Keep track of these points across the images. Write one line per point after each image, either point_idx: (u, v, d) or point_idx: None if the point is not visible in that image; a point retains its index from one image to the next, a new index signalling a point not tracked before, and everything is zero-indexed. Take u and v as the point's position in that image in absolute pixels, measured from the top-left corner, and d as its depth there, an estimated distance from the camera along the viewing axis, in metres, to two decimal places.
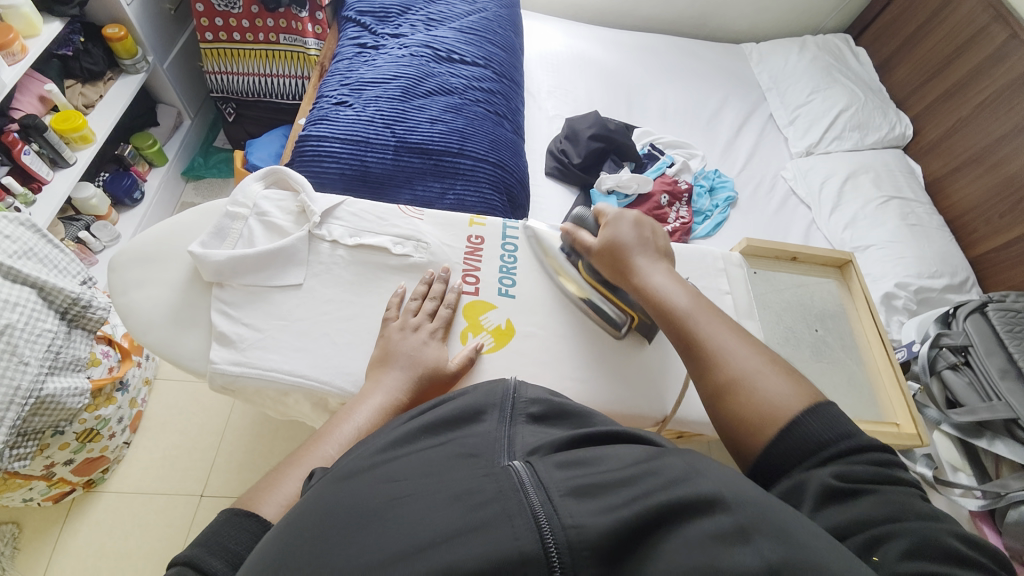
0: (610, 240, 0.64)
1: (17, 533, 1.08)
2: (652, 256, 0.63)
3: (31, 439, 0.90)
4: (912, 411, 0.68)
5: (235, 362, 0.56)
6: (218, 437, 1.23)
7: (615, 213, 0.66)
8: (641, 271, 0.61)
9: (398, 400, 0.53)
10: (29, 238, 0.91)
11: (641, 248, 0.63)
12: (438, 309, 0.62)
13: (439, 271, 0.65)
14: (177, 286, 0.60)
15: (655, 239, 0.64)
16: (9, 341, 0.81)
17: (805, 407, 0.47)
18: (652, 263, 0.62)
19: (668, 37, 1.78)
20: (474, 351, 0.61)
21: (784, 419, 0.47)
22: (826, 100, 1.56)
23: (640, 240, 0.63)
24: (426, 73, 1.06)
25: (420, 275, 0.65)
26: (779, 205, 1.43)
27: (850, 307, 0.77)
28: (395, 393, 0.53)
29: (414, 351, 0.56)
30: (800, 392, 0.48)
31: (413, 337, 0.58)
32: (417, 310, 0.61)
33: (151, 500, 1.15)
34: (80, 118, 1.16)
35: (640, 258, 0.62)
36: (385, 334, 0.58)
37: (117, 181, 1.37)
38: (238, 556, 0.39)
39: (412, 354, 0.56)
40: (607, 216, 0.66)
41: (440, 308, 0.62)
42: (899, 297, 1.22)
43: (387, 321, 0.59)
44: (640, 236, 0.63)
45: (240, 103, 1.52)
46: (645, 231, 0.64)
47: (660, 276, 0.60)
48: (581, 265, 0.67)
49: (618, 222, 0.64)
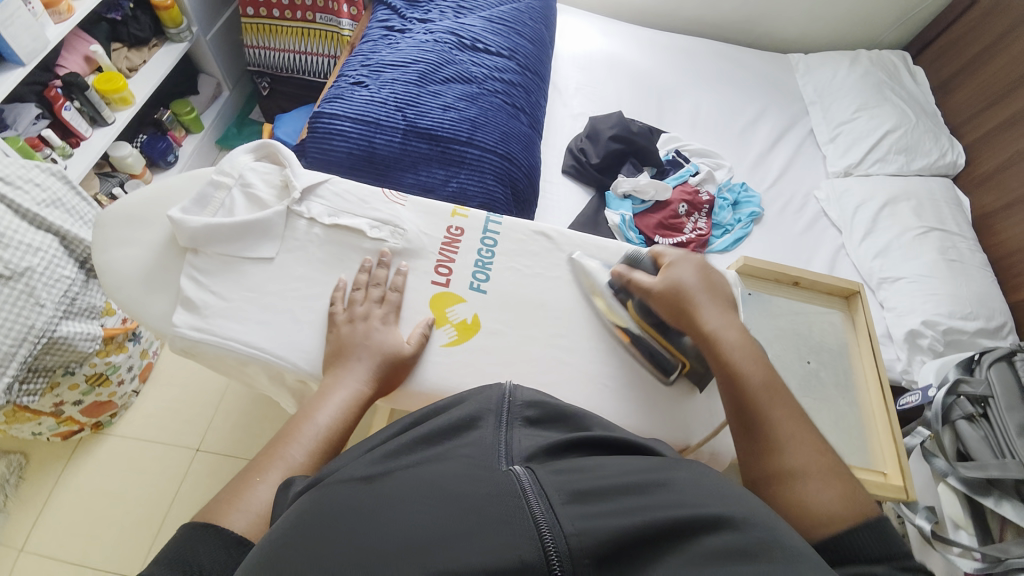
0: (672, 285, 0.59)
1: (23, 463, 1.15)
2: (725, 302, 0.59)
3: (40, 375, 0.96)
4: (901, 459, 0.63)
5: (196, 327, 0.55)
6: (218, 397, 1.28)
7: (677, 255, 0.63)
8: (705, 325, 0.57)
9: (362, 391, 0.53)
10: (59, 189, 0.97)
11: (706, 297, 0.59)
12: (386, 295, 0.60)
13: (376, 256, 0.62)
14: (154, 247, 0.59)
15: (724, 285, 0.62)
16: (27, 283, 0.86)
17: (855, 523, 0.43)
18: (719, 315, 0.58)
19: (710, 41, 1.71)
20: (427, 327, 0.59)
21: (833, 525, 0.44)
22: (872, 119, 1.47)
23: (711, 283, 0.60)
24: (447, 60, 1.05)
25: (357, 263, 0.62)
26: (807, 226, 1.36)
27: (852, 343, 0.71)
28: (357, 388, 0.53)
29: (372, 338, 0.56)
30: (849, 502, 0.45)
31: (362, 327, 0.56)
32: (363, 299, 0.59)
33: (150, 447, 1.21)
34: (120, 80, 1.22)
35: (705, 307, 0.58)
36: (334, 328, 0.57)
37: (153, 143, 1.42)
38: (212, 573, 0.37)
39: (370, 341, 0.56)
40: (667, 255, 0.63)
41: (389, 294, 0.60)
42: (925, 336, 1.14)
43: (333, 316, 0.57)
44: (703, 284, 0.60)
45: (275, 78, 1.56)
46: (712, 273, 0.61)
47: (726, 333, 0.56)
48: (630, 305, 0.63)
49: (679, 265, 0.61)
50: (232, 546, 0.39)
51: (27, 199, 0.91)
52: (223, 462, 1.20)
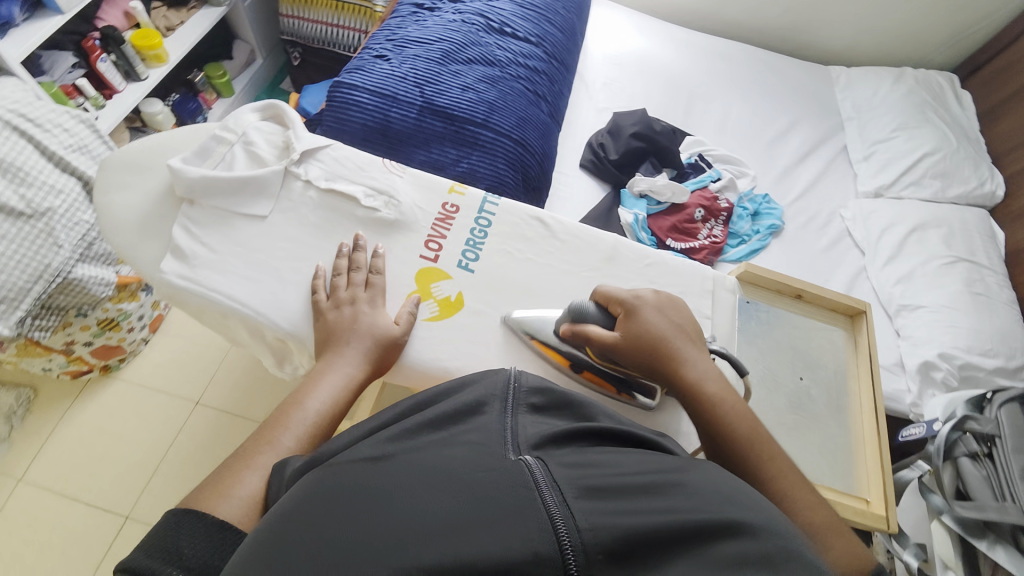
0: (641, 334, 0.51)
1: (32, 398, 1.20)
2: (690, 353, 0.52)
3: (54, 313, 0.99)
4: (887, 491, 0.60)
5: (183, 276, 0.52)
6: (221, 355, 1.31)
7: (630, 298, 0.54)
8: (684, 372, 0.51)
9: (356, 377, 0.50)
10: (86, 136, 1.00)
11: (678, 341, 0.52)
12: (370, 279, 0.55)
13: (351, 240, 0.57)
14: (152, 193, 0.56)
15: (687, 328, 0.54)
16: (47, 224, 0.90)
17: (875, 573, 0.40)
18: (695, 362, 0.51)
19: (748, 46, 1.66)
20: (414, 306, 0.55)
21: None
22: (911, 140, 1.40)
23: (671, 333, 0.52)
24: (472, 41, 1.05)
25: (332, 246, 0.56)
26: (829, 244, 1.32)
27: (851, 364, 0.69)
28: (350, 371, 0.50)
29: (361, 321, 0.52)
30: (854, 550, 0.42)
31: (350, 313, 0.52)
32: (346, 285, 0.54)
33: (153, 396, 1.24)
34: (156, 37, 1.24)
35: (680, 352, 0.51)
36: (320, 317, 0.52)
37: (184, 103, 1.45)
38: (195, 564, 0.33)
39: (359, 325, 0.52)
40: (621, 300, 0.54)
41: (373, 277, 0.55)
42: (939, 369, 1.09)
43: (316, 305, 0.53)
44: (671, 325, 0.53)
45: (306, 49, 1.57)
46: (672, 318, 0.53)
47: (708, 379, 0.51)
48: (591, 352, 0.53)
49: (642, 308, 0.53)
50: (213, 532, 0.36)
51: (54, 142, 0.94)
52: (219, 419, 1.23)
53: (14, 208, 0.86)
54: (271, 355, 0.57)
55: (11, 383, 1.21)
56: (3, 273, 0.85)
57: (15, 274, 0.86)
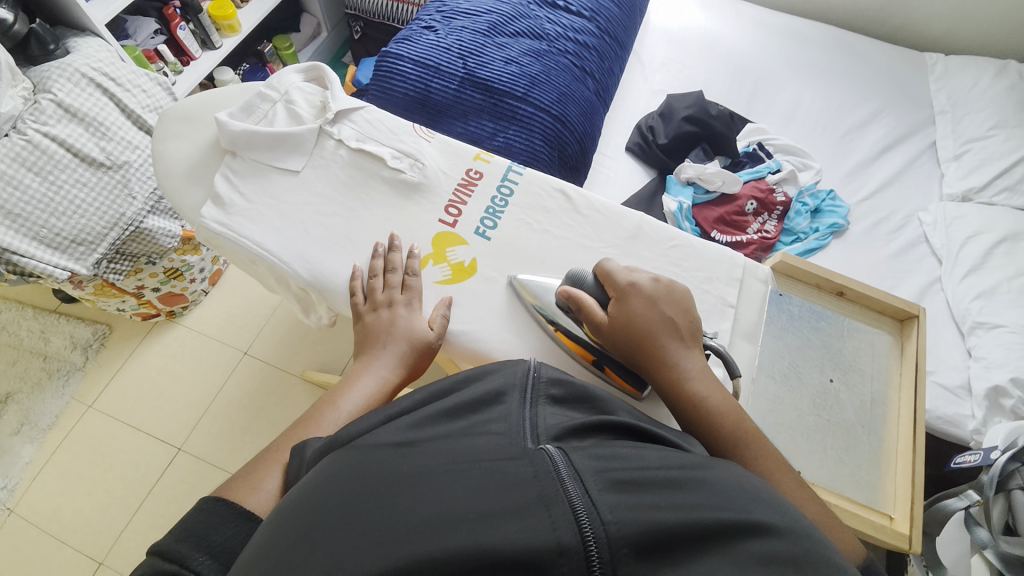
0: (626, 321, 0.50)
1: (107, 333, 1.35)
2: (678, 349, 0.50)
3: (127, 259, 1.09)
4: (914, 507, 0.56)
5: (219, 221, 0.55)
6: (269, 310, 1.41)
7: (626, 282, 0.52)
8: (671, 363, 0.49)
9: (389, 383, 0.50)
10: (161, 97, 1.10)
11: (667, 332, 0.50)
12: (406, 281, 0.55)
13: (387, 240, 0.57)
14: (201, 144, 0.60)
15: (681, 322, 0.51)
16: (124, 175, 1.00)
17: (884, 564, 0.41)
18: (686, 357, 0.50)
19: (828, 29, 1.53)
20: (447, 309, 0.55)
21: None
22: (1010, 141, 1.24)
23: (661, 326, 0.50)
24: (522, 14, 1.03)
25: (369, 246, 0.57)
26: (899, 250, 1.20)
27: (893, 372, 0.64)
28: (384, 375, 0.51)
29: (397, 325, 0.53)
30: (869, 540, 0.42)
31: (387, 316, 0.53)
32: (382, 287, 0.55)
33: (208, 342, 1.36)
34: (231, 8, 1.32)
35: (668, 343, 0.50)
36: (359, 319, 0.54)
37: (254, 73, 1.54)
38: (221, 548, 0.36)
39: (395, 328, 0.53)
40: (616, 284, 0.52)
41: (409, 279, 0.55)
42: (1011, 396, 0.97)
43: (354, 307, 0.54)
44: (661, 315, 0.50)
45: (368, 23, 1.62)
46: (666, 310, 0.51)
47: (696, 374, 0.49)
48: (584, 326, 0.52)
49: (632, 294, 0.51)
50: (242, 520, 0.39)
51: (133, 101, 1.04)
52: (263, 370, 1.33)
53: (96, 158, 0.97)
54: (295, 306, 0.60)
55: (91, 319, 1.36)
56: (83, 218, 0.96)
57: (94, 219, 0.97)
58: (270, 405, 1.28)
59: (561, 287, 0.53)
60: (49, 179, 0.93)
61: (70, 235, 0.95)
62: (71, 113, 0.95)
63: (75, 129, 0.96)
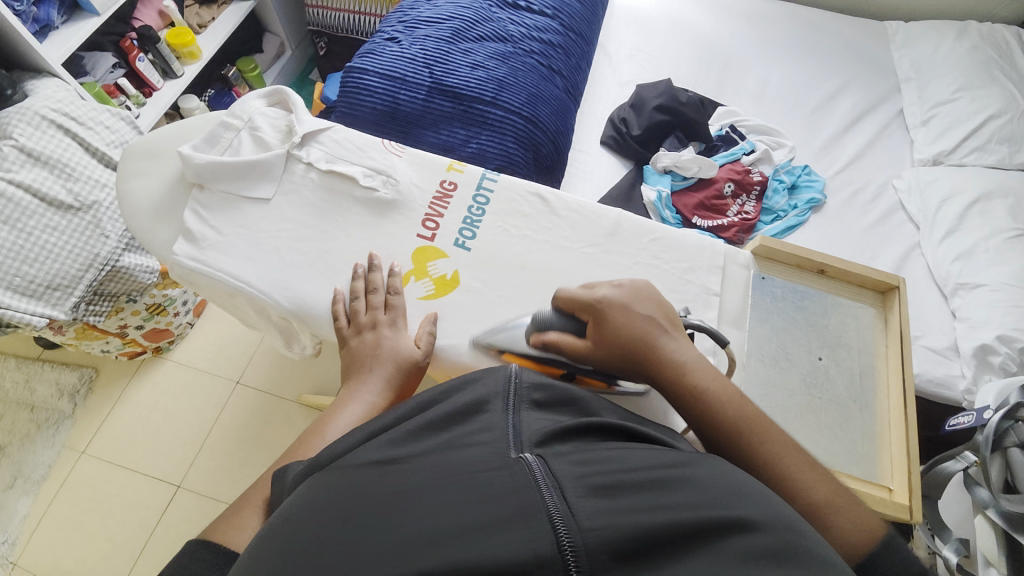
0: (611, 334, 0.49)
1: (94, 376, 1.32)
2: (666, 342, 0.50)
3: (107, 299, 1.07)
4: (912, 478, 0.56)
5: (192, 257, 0.54)
6: (258, 337, 1.39)
7: (597, 298, 0.51)
8: (668, 359, 0.49)
9: (376, 406, 0.48)
10: (125, 132, 1.08)
11: (654, 331, 0.50)
12: (389, 300, 0.55)
13: (366, 260, 0.56)
14: (167, 180, 0.59)
15: (660, 317, 0.51)
16: (95, 215, 0.98)
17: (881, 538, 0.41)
18: (678, 352, 0.49)
19: (790, 6, 1.54)
20: (433, 325, 0.54)
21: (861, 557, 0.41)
22: (974, 102, 1.26)
23: (646, 327, 0.50)
24: (484, 17, 1.03)
25: (348, 268, 0.56)
26: (877, 219, 1.21)
27: (880, 344, 0.64)
28: (370, 400, 0.48)
29: (383, 346, 0.51)
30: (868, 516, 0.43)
31: (371, 339, 0.52)
32: (365, 308, 0.54)
33: (199, 375, 1.34)
34: (189, 34, 1.30)
35: (660, 341, 0.49)
36: (344, 344, 0.53)
37: (219, 98, 1.51)
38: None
39: (381, 350, 0.51)
40: (587, 304, 0.51)
41: (392, 298, 0.55)
42: (998, 353, 0.99)
43: (338, 332, 0.53)
44: (643, 317, 0.50)
45: (332, 38, 1.60)
46: (644, 311, 0.50)
47: (695, 364, 0.49)
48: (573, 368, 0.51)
49: (608, 306, 0.50)
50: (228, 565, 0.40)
51: (97, 139, 1.02)
52: (258, 398, 1.31)
53: (64, 201, 0.95)
54: (280, 336, 0.59)
55: (76, 363, 1.34)
56: (57, 262, 0.94)
57: (67, 262, 0.95)
58: (267, 433, 1.26)
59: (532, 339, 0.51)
60: (19, 228, 0.90)
61: (44, 282, 0.94)
62: (33, 157, 0.93)
63: (41, 173, 0.94)
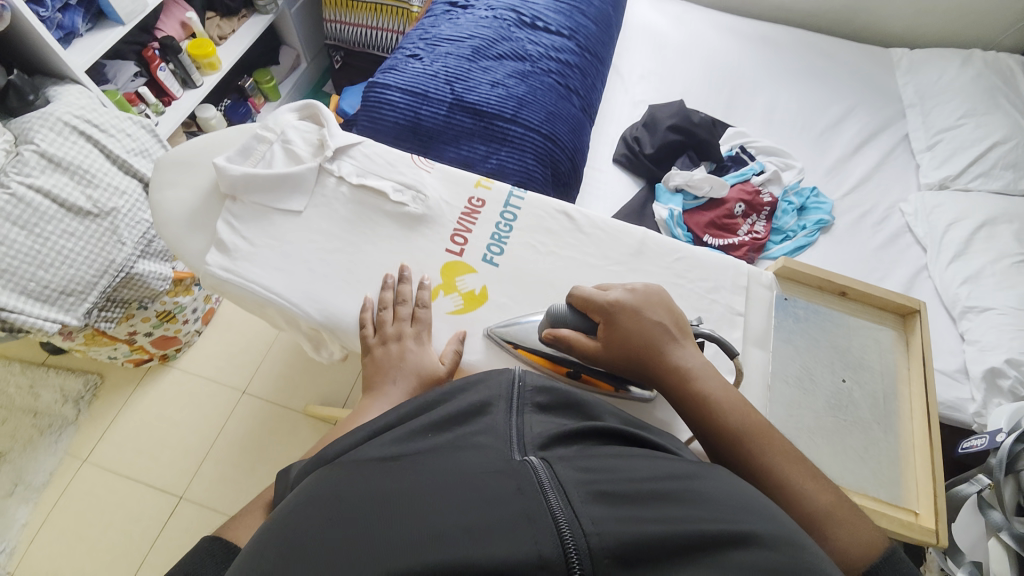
0: (622, 338, 0.51)
1: (99, 383, 1.31)
2: (675, 350, 0.51)
3: (118, 306, 1.08)
4: (937, 501, 0.56)
5: (224, 267, 0.55)
6: (266, 346, 1.39)
7: (609, 300, 0.52)
8: (674, 365, 0.50)
9: None
10: (147, 141, 1.09)
11: (662, 336, 0.51)
12: (416, 312, 0.55)
13: (397, 271, 0.57)
14: (200, 190, 0.60)
15: (669, 323, 0.52)
16: (113, 222, 0.99)
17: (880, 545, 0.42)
18: (683, 359, 0.51)
19: (797, 32, 1.58)
20: (459, 343, 0.54)
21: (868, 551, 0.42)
22: (979, 128, 1.29)
23: (656, 333, 0.51)
24: (503, 37, 1.05)
25: (377, 280, 0.57)
26: (885, 241, 1.23)
27: (901, 366, 0.65)
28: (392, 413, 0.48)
29: (407, 358, 0.51)
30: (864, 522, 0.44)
31: (396, 349, 0.52)
32: (393, 319, 0.54)
33: (206, 384, 1.33)
34: (210, 46, 1.32)
35: (667, 347, 0.51)
36: (368, 352, 0.53)
37: (236, 108, 1.54)
38: None
39: (405, 362, 0.51)
40: (598, 307, 0.52)
41: (419, 311, 0.55)
42: (1007, 377, 0.99)
43: (364, 340, 0.53)
44: (652, 322, 0.51)
45: (348, 52, 1.63)
46: (653, 317, 0.52)
47: (701, 369, 0.50)
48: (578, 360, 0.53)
49: (618, 311, 0.51)
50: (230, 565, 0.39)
51: (118, 146, 1.03)
52: (264, 408, 1.30)
53: (83, 207, 0.95)
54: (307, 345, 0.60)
55: (82, 369, 1.33)
56: (72, 267, 0.95)
57: (83, 268, 0.95)
58: (273, 443, 1.25)
59: (543, 332, 0.53)
60: (36, 232, 0.91)
61: (58, 286, 0.94)
62: (54, 163, 0.94)
63: (60, 178, 0.94)
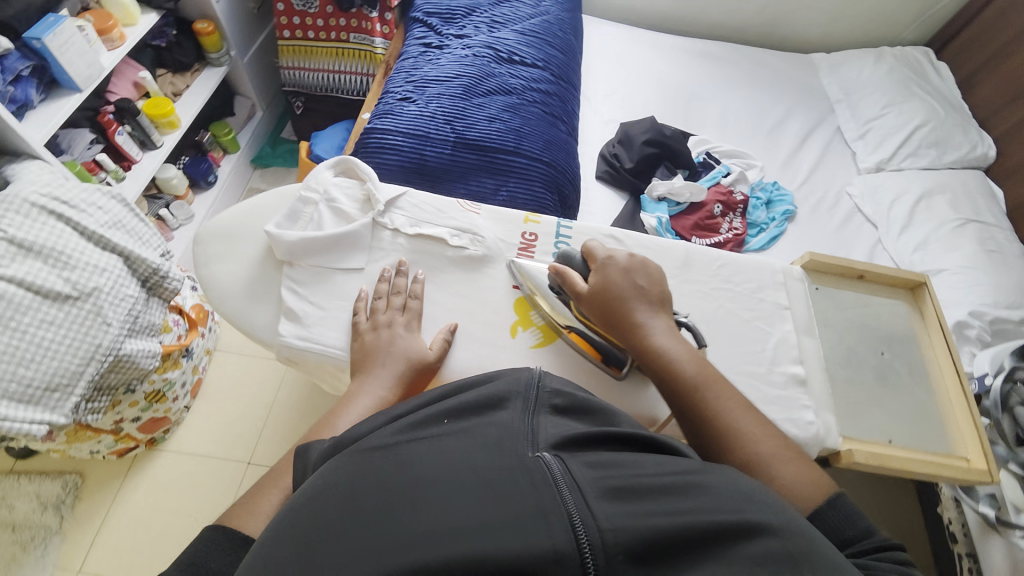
0: (601, 287, 0.57)
1: (79, 484, 1.17)
2: (645, 312, 0.56)
3: (105, 393, 0.98)
4: (984, 444, 0.64)
5: (299, 336, 0.58)
6: (266, 412, 1.30)
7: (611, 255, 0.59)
8: (638, 324, 0.56)
9: (385, 397, 0.52)
10: (119, 211, 0.99)
11: (636, 297, 0.57)
12: (406, 302, 0.60)
13: (395, 265, 0.63)
14: (251, 260, 0.63)
15: (653, 292, 0.58)
16: (95, 304, 0.89)
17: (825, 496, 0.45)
18: (648, 320, 0.56)
19: (733, 45, 1.74)
20: (449, 332, 0.59)
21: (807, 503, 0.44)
22: (901, 115, 1.48)
23: (632, 293, 0.57)
24: (487, 73, 1.09)
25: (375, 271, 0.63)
26: (842, 222, 1.36)
27: (921, 333, 0.73)
28: (380, 394, 0.52)
29: (397, 343, 0.56)
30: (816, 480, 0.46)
31: (386, 335, 0.57)
32: (385, 307, 0.59)
33: (204, 462, 1.23)
34: (168, 104, 1.26)
35: (638, 308, 0.56)
36: (359, 338, 0.57)
37: (196, 164, 1.45)
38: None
39: (394, 347, 0.56)
40: (597, 258, 0.60)
41: (410, 301, 0.60)
42: (972, 327, 1.12)
43: (357, 326, 0.58)
44: (631, 283, 0.57)
45: (309, 97, 1.59)
46: (638, 280, 0.58)
47: (663, 333, 0.55)
48: (572, 308, 0.61)
49: (607, 266, 0.58)
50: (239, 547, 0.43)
51: (90, 221, 0.93)
52: None
53: (61, 291, 0.86)
54: None
55: (55, 471, 1.18)
56: (54, 359, 0.85)
57: (66, 358, 0.86)
58: None
59: (551, 265, 0.62)
60: (12, 327, 0.82)
61: (42, 383, 0.84)
62: (25, 248, 0.85)
63: (34, 264, 0.86)
